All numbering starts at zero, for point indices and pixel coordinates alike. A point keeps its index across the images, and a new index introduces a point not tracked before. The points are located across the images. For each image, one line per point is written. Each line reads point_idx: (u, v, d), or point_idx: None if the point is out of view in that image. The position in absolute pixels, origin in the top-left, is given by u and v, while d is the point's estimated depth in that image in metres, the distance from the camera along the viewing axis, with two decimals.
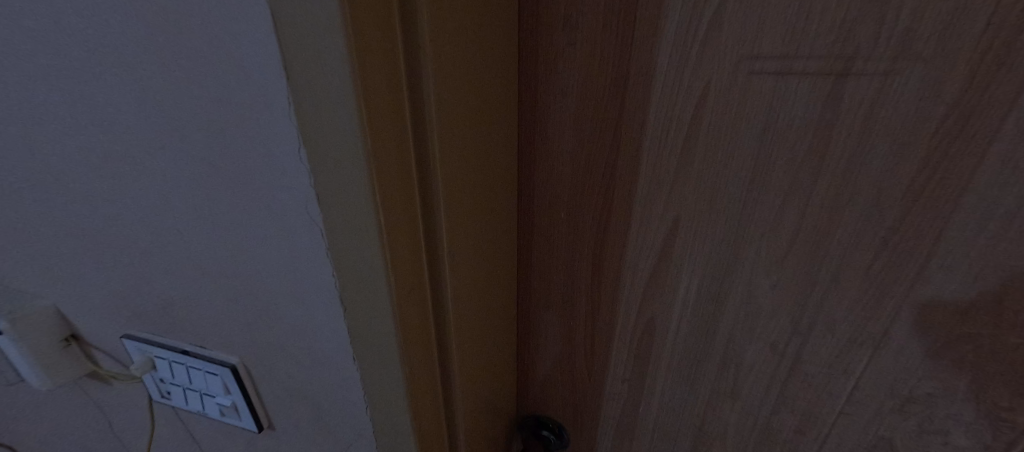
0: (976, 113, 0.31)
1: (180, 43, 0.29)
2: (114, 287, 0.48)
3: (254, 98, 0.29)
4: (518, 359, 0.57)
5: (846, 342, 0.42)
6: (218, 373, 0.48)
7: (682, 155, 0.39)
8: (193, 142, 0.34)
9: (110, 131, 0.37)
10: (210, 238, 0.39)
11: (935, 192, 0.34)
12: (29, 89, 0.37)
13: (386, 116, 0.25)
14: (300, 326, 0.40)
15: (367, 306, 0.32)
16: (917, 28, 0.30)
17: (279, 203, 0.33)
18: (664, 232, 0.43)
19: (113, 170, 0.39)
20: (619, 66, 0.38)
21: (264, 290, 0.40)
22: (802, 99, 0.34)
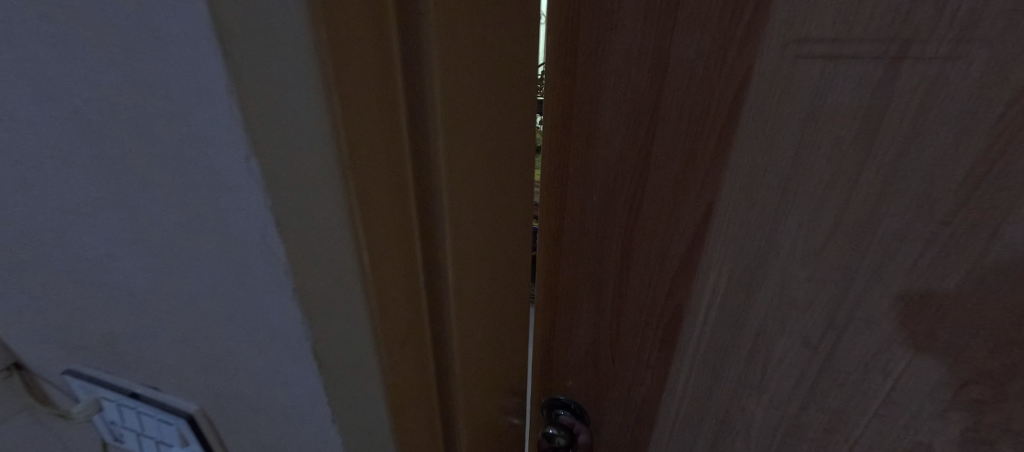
0: None
1: (83, 33, 0.23)
2: (54, 308, 0.43)
3: (173, 127, 0.24)
4: (544, 341, 0.58)
5: (885, 341, 0.40)
6: (173, 421, 0.43)
7: (719, 141, 0.38)
8: (111, 162, 0.28)
9: (24, 142, 0.32)
10: (139, 262, 0.33)
11: (996, 186, 0.32)
12: None
13: (376, 113, 0.26)
14: (240, 367, 0.35)
15: (334, 319, 0.28)
16: (985, 9, 0.29)
17: (212, 246, 0.28)
18: (697, 219, 0.42)
19: (36, 185, 0.34)
20: (659, 49, 0.37)
21: (201, 328, 0.34)
22: (851, 84, 0.33)
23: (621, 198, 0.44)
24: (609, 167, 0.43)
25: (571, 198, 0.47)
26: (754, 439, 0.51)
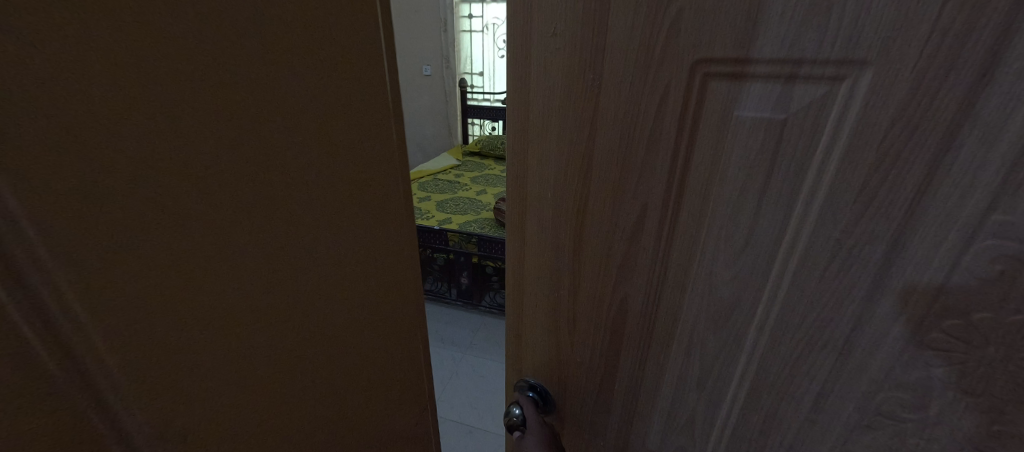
0: (922, 120, 0.32)
1: None
2: None
3: None
4: (511, 330, 0.63)
5: (805, 344, 0.42)
6: None
7: (647, 148, 0.43)
8: None
9: None
10: None
11: (889, 197, 0.34)
12: None
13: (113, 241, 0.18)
14: None
15: None
16: (861, 36, 0.32)
17: None
18: (634, 218, 0.46)
19: None
20: (593, 65, 0.42)
21: None
22: (753, 100, 0.37)
23: (572, 199, 0.49)
24: (561, 172, 0.48)
25: (530, 199, 0.52)
26: (696, 433, 0.54)
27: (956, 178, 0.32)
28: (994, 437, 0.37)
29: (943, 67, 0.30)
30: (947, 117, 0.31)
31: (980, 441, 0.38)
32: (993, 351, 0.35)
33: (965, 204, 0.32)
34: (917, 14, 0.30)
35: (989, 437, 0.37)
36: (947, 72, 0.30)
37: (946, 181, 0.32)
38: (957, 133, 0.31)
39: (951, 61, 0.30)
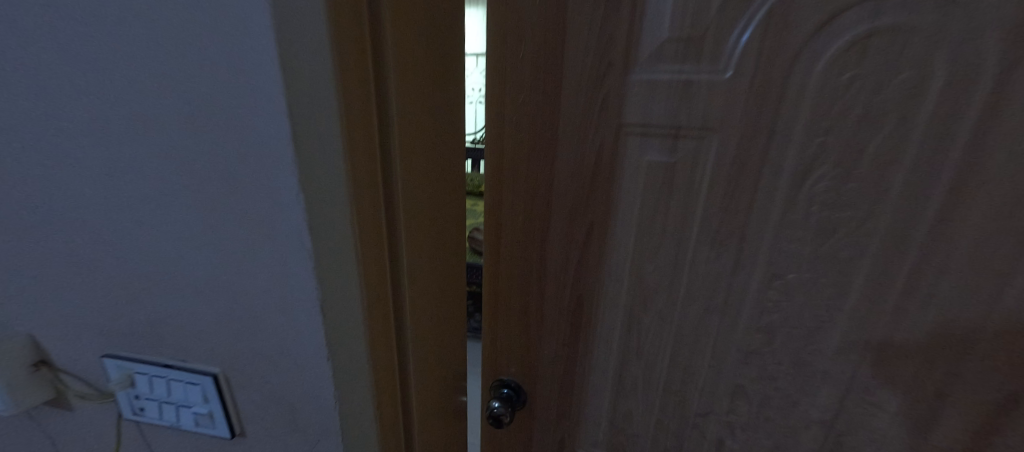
0: (745, 167, 0.55)
1: (198, 69, 0.28)
2: (52, 328, 0.40)
3: (262, 160, 0.30)
4: (489, 336, 0.76)
5: (703, 310, 0.63)
6: (198, 382, 0.38)
7: (592, 183, 0.62)
8: (193, 184, 0.32)
9: (107, 170, 0.33)
10: (193, 278, 0.35)
11: (736, 211, 0.57)
12: (26, 158, 0.35)
13: (405, 140, 0.36)
14: (278, 386, 0.37)
15: (341, 307, 0.33)
16: (709, 118, 0.54)
17: (285, 272, 0.33)
18: (582, 234, 0.65)
19: (93, 209, 0.35)
20: (549, 128, 0.60)
21: (245, 348, 0.36)
22: (655, 154, 0.58)
23: (536, 224, 0.66)
24: (526, 205, 0.66)
25: (503, 227, 0.68)
26: (639, 391, 0.72)
27: (768, 197, 0.55)
28: (810, 354, 0.60)
29: (751, 137, 0.53)
30: (757, 164, 0.54)
31: (804, 358, 0.61)
32: (801, 299, 0.58)
33: (774, 213, 0.56)
34: (734, 108, 0.53)
35: (808, 354, 0.60)
36: (753, 139, 0.53)
37: (762, 200, 0.55)
38: (764, 173, 0.54)
39: (755, 134, 0.53)
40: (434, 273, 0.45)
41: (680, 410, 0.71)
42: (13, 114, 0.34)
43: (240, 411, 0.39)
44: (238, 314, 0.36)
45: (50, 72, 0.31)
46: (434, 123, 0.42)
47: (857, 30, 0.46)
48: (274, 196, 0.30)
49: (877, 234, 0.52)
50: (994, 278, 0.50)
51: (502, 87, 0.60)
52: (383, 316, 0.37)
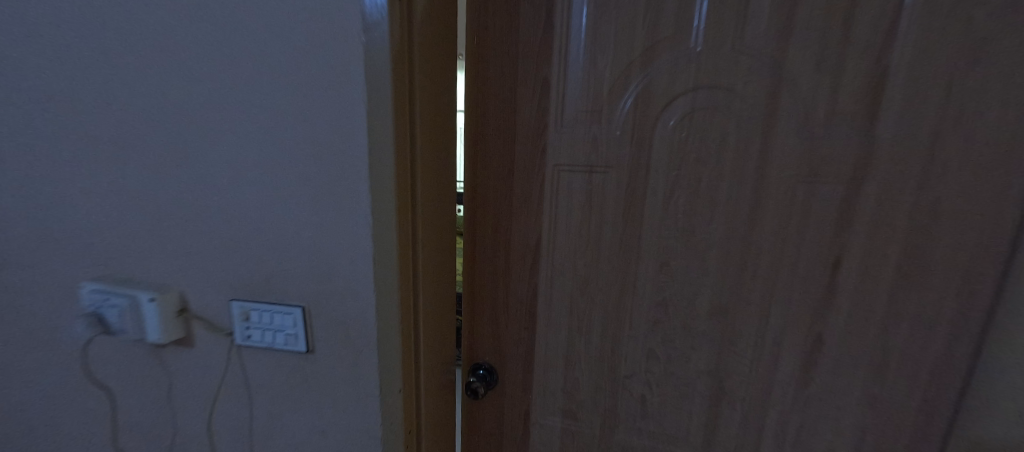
0: (633, 195, 0.84)
1: (329, 104, 0.63)
2: (218, 247, 0.73)
3: (353, 147, 0.63)
4: (468, 328, 1.02)
5: (619, 294, 0.91)
6: (289, 312, 0.73)
7: (537, 210, 0.90)
8: (315, 160, 0.65)
9: (269, 153, 0.66)
10: (306, 211, 0.68)
11: (631, 224, 0.86)
12: (224, 147, 0.68)
13: (420, 132, 0.70)
14: (346, 275, 0.69)
15: (381, 213, 0.65)
16: (607, 166, 0.84)
17: (357, 205, 0.65)
18: (533, 246, 0.92)
19: (257, 174, 0.68)
20: (507, 173, 0.90)
21: (330, 251, 0.69)
22: (577, 189, 0.87)
23: (497, 235, 0.94)
24: (490, 221, 0.93)
25: (474, 238, 0.95)
26: (582, 363, 0.97)
27: (650, 215, 0.84)
28: (690, 319, 0.88)
29: (634, 177, 0.84)
30: (641, 193, 0.84)
31: (687, 324, 0.89)
32: (677, 282, 0.87)
33: (655, 224, 0.85)
34: (620, 158, 0.84)
35: (688, 320, 0.88)
36: (637, 178, 0.83)
37: (648, 216, 0.85)
38: (645, 199, 0.84)
39: (636, 174, 0.83)
40: (430, 218, 0.77)
41: (613, 373, 0.96)
42: (221, 124, 0.67)
43: (313, 330, 0.73)
44: (328, 239, 0.68)
45: (249, 103, 0.65)
46: (435, 127, 0.76)
47: (685, 107, 0.78)
48: (355, 183, 0.65)
49: (718, 231, 0.82)
50: (786, 259, 0.79)
51: (474, 147, 0.90)
52: (402, 224, 0.68)
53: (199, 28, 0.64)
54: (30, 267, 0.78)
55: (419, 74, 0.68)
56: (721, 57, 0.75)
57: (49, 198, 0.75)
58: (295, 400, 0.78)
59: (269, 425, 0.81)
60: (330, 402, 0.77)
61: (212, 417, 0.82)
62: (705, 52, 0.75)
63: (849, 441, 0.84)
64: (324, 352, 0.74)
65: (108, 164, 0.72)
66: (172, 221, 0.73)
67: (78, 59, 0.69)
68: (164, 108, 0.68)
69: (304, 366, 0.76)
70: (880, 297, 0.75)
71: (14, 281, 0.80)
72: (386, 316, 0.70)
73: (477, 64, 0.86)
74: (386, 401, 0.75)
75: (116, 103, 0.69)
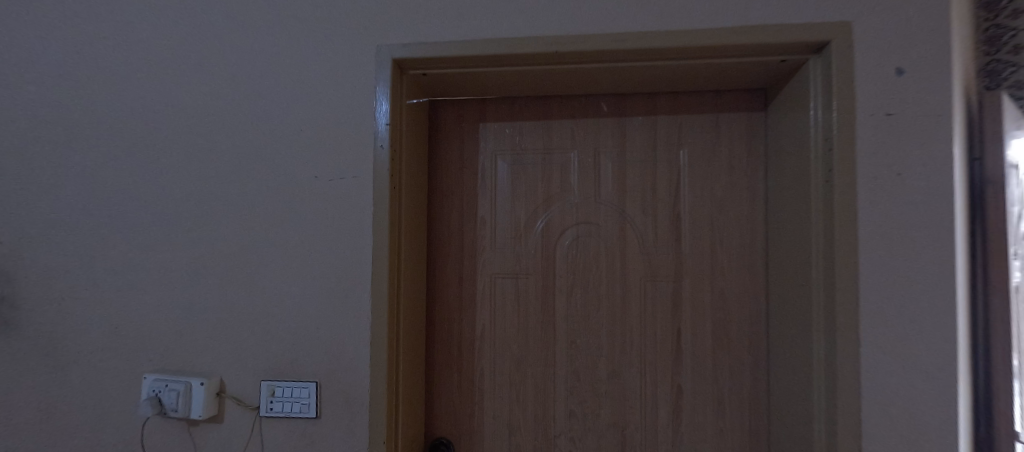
0: (547, 292, 1.24)
1: (348, 220, 1.04)
2: (259, 325, 1.06)
3: (361, 247, 1.03)
4: (430, 407, 1.28)
5: (544, 366, 1.24)
6: (306, 385, 1.03)
7: (481, 304, 1.27)
8: (335, 254, 1.04)
9: (304, 252, 1.05)
10: (326, 290, 1.04)
11: (547, 312, 1.24)
12: (274, 250, 1.06)
13: (407, 250, 1.09)
14: (352, 338, 1.03)
15: (379, 300, 1.02)
16: (528, 273, 1.25)
17: (362, 284, 1.03)
18: (480, 332, 1.27)
19: (294, 266, 1.05)
20: (459, 280, 1.28)
21: (341, 319, 1.04)
22: (508, 289, 1.26)
23: (453, 325, 1.28)
24: (448, 315, 1.28)
25: (439, 328, 1.28)
26: (522, 427, 1.25)
27: (561, 306, 1.24)
28: (596, 383, 1.22)
29: (547, 280, 1.24)
30: (552, 290, 1.24)
31: (594, 387, 1.22)
32: (583, 354, 1.22)
33: (564, 313, 1.23)
34: (536, 267, 1.25)
35: (595, 384, 1.22)
36: (548, 281, 1.24)
37: (559, 306, 1.24)
38: (555, 295, 1.24)
39: (547, 278, 1.24)
40: (412, 309, 1.13)
41: (546, 434, 1.24)
42: (274, 235, 1.06)
43: (322, 399, 1.04)
44: (340, 312, 1.04)
45: (294, 221, 1.05)
46: (416, 247, 1.16)
47: (573, 236, 1.23)
48: (362, 273, 1.03)
49: (604, 315, 1.21)
50: (649, 332, 1.19)
51: (436, 263, 1.29)
52: (394, 309, 1.04)
53: (264, 178, 1.06)
54: (116, 363, 1.10)
55: (408, 214, 1.11)
56: (589, 206, 1.22)
57: (145, 310, 1.09)
58: None
59: None
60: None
61: None
62: (580, 202, 1.23)
63: None
64: (329, 416, 1.03)
65: (193, 285, 1.08)
66: (231, 321, 1.07)
67: (186, 221, 1.09)
68: (235, 229, 1.07)
69: (311, 431, 1.03)
70: (706, 353, 1.16)
71: (101, 374, 1.10)
72: (377, 382, 1.02)
73: (438, 210, 1.29)
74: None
75: (208, 246, 1.08)
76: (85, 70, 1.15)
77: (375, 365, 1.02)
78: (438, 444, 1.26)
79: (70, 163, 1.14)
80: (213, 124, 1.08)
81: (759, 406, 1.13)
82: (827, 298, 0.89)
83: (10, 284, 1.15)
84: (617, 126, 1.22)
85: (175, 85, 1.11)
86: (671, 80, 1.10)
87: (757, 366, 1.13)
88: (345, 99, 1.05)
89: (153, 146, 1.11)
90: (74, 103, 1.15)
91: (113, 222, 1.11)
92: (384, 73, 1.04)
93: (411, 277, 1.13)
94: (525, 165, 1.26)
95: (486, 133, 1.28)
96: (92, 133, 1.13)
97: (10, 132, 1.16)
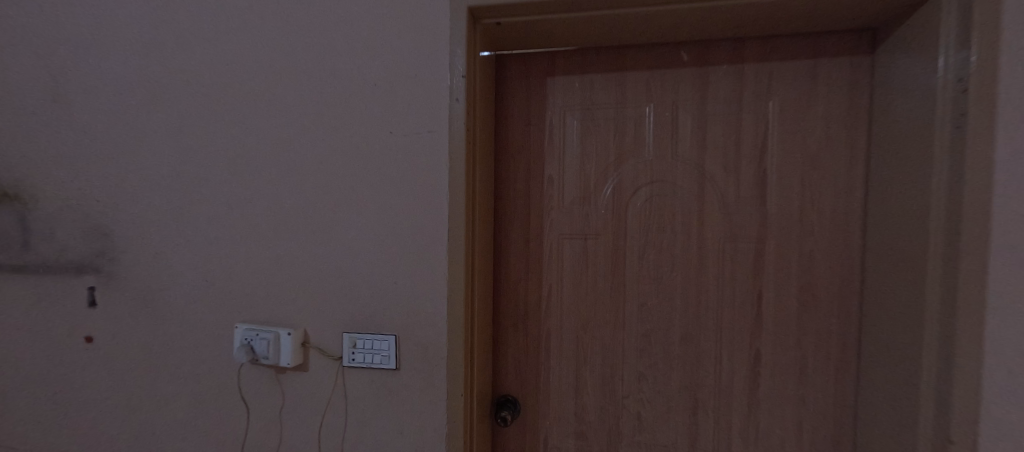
0: (616, 254, 1.21)
1: (424, 176, 1.05)
2: (338, 279, 1.09)
3: (438, 204, 1.04)
4: (496, 365, 1.30)
5: (612, 328, 1.23)
6: (386, 338, 1.06)
7: (548, 263, 1.26)
8: (411, 211, 1.05)
9: (380, 209, 1.07)
10: (402, 246, 1.06)
11: (617, 274, 1.21)
12: (351, 208, 1.08)
13: (481, 206, 1.09)
14: (429, 293, 1.06)
15: (455, 256, 1.03)
16: (598, 233, 1.22)
17: (438, 240, 1.05)
18: (546, 292, 1.26)
19: (370, 223, 1.07)
20: (526, 239, 1.26)
21: (419, 275, 1.06)
22: (576, 248, 1.24)
23: (519, 284, 1.27)
24: (514, 276, 1.28)
25: (504, 286, 1.28)
26: (589, 388, 1.25)
27: (631, 268, 1.20)
28: (666, 346, 1.19)
29: (617, 241, 1.21)
30: (622, 251, 1.21)
31: (665, 350, 1.19)
32: (654, 318, 1.19)
33: (635, 274, 1.20)
34: (606, 228, 1.21)
35: (665, 347, 1.19)
36: (618, 242, 1.21)
37: (629, 268, 1.21)
38: (625, 257, 1.20)
39: (617, 240, 1.21)
40: (484, 266, 1.13)
41: (614, 394, 1.23)
42: (351, 193, 1.08)
43: (401, 352, 1.07)
44: (417, 267, 1.06)
45: (370, 178, 1.07)
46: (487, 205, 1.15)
47: (647, 194, 1.18)
48: (439, 229, 1.04)
49: (679, 277, 1.17)
50: (724, 295, 1.14)
51: (502, 222, 1.27)
52: (469, 265, 1.04)
53: (340, 136, 1.08)
54: (210, 314, 1.17)
55: (481, 170, 1.10)
56: (667, 163, 1.16)
57: (235, 265, 1.15)
58: (381, 408, 1.08)
59: (357, 433, 1.09)
60: (408, 407, 1.07)
61: (315, 428, 1.11)
62: (656, 158, 1.17)
63: (792, 435, 1.12)
64: (409, 368, 1.06)
65: (277, 241, 1.12)
66: (313, 275, 1.11)
67: (268, 178, 1.12)
68: (312, 187, 1.10)
69: (390, 382, 1.07)
70: (790, 316, 1.10)
71: (200, 322, 1.18)
72: (455, 336, 1.03)
73: (505, 168, 1.26)
74: (449, 404, 1.04)
75: (291, 202, 1.11)
76: (164, 30, 1.17)
77: (453, 319, 1.04)
78: (503, 401, 1.28)
79: (160, 124, 1.18)
80: (291, 84, 1.10)
81: (846, 373, 1.08)
82: (945, 259, 0.82)
83: (110, 239, 1.24)
84: (698, 76, 1.13)
85: (255, 42, 1.12)
86: (766, 22, 1.01)
87: (845, 332, 1.07)
88: (419, 55, 1.04)
89: (236, 105, 1.13)
90: (160, 65, 1.18)
91: (200, 180, 1.16)
92: (459, 22, 1.00)
93: (485, 235, 1.13)
94: (596, 120, 1.21)
95: (554, 87, 1.23)
96: (178, 94, 1.17)
97: (100, 93, 1.22)
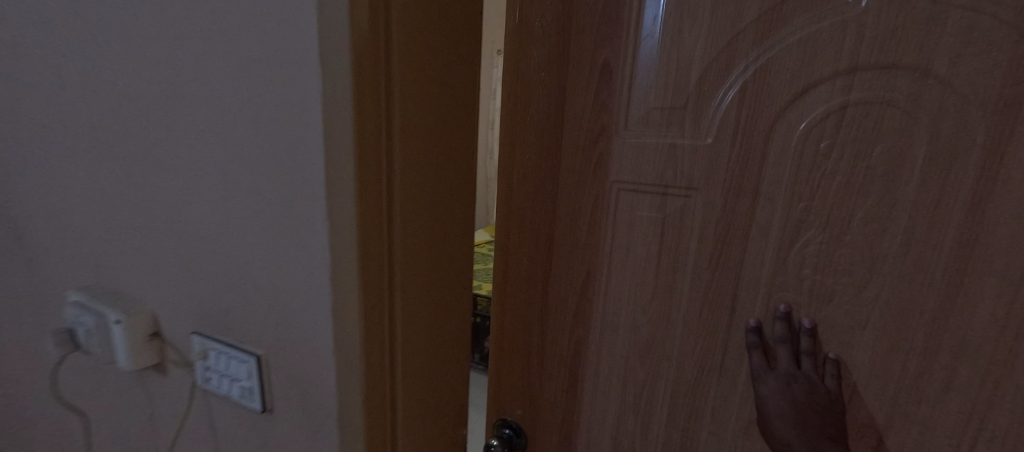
0: (729, 233, 0.56)
1: None
2: (117, 216, 0.49)
3: (276, 28, 0.34)
4: (490, 374, 0.80)
5: (699, 371, 0.63)
6: (244, 360, 0.46)
7: (588, 230, 0.65)
8: (224, 53, 0.37)
9: (157, 50, 0.40)
10: (219, 152, 0.40)
11: (725, 274, 0.58)
12: (102, 49, 0.43)
13: (431, 58, 0.39)
14: (291, 282, 0.41)
15: (332, 186, 0.35)
16: (695, 181, 0.57)
17: (285, 140, 0.36)
18: (582, 281, 0.68)
19: (145, 87, 0.42)
20: (550, 177, 0.66)
21: (262, 234, 0.41)
22: (643, 208, 0.61)
23: (536, 259, 0.70)
24: (529, 245, 0.70)
25: (512, 263, 0.73)
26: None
27: (759, 265, 0.56)
28: None
29: (737, 203, 0.55)
30: (743, 227, 0.55)
31: None
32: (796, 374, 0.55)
33: (767, 278, 0.56)
34: (717, 175, 0.55)
35: None
36: (740, 207, 0.55)
37: (754, 265, 0.56)
38: (750, 243, 0.56)
39: (739, 200, 0.55)
40: (428, 207, 0.43)
41: None
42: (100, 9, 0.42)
43: (273, 387, 0.46)
44: (250, 211, 0.40)
45: None
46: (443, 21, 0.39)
47: (830, 102, 0.48)
48: (289, 108, 0.35)
49: (879, 302, 0.51)
50: (1002, 359, 0.47)
51: (511, 141, 0.67)
52: (376, 217, 0.37)
53: None
54: None
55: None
56: (912, 18, 0.44)
57: None
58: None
59: None
60: None
61: None
62: (879, 8, 0.45)
63: None
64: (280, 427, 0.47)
65: None
66: (77, 202, 0.52)
67: None
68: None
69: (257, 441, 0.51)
70: None
71: None
72: (348, 393, 0.42)
73: (516, 40, 0.63)
74: None
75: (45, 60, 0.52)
76: None
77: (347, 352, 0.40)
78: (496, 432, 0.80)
79: None
80: None
81: None
82: None
83: None
84: None
85: None
86: None
87: None
88: None
89: None
90: None
91: None
92: None
93: (444, 135, 0.42)
94: None
95: None
96: None
97: None
